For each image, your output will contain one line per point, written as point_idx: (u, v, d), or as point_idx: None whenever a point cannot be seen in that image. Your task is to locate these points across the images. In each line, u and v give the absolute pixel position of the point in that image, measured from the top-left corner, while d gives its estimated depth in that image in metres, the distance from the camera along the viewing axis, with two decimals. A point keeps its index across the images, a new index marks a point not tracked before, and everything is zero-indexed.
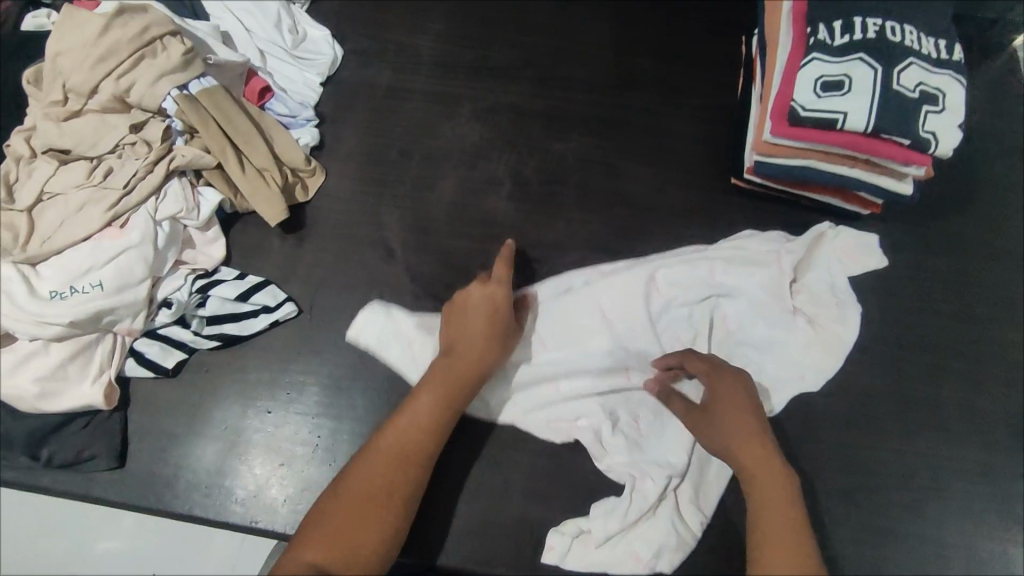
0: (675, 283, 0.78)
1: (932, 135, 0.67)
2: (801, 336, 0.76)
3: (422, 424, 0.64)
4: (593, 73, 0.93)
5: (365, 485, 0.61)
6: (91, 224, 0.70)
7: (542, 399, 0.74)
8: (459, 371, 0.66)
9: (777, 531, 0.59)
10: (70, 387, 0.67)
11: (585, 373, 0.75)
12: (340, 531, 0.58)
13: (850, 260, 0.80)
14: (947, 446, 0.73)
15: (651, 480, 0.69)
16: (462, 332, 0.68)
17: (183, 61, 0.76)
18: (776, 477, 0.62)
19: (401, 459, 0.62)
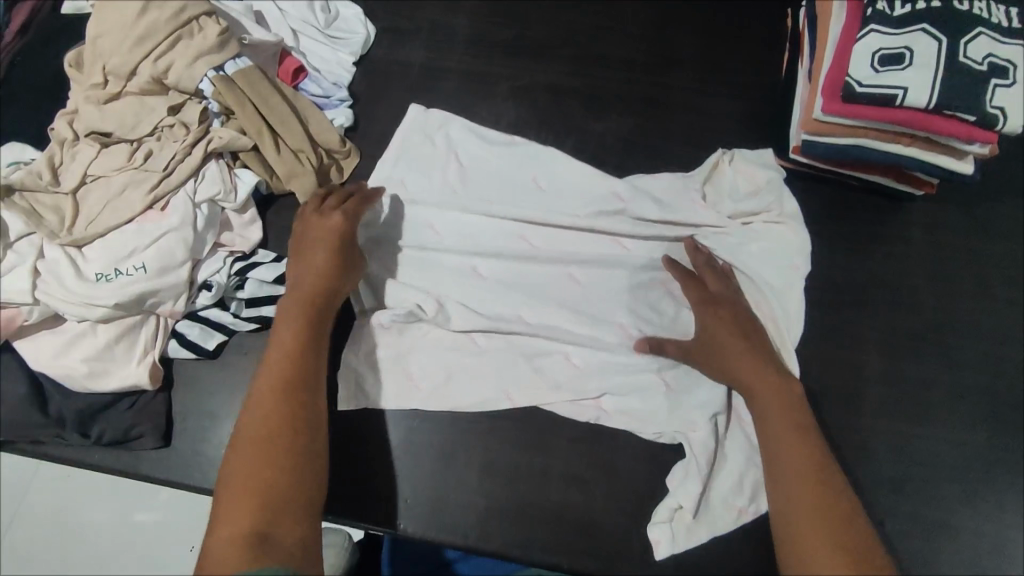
0: (617, 214, 0.77)
1: (1000, 110, 0.63)
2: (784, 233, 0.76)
3: (285, 385, 0.60)
4: (631, 50, 0.90)
5: (253, 454, 0.55)
6: (133, 206, 0.71)
7: (568, 390, 0.71)
8: (298, 307, 0.65)
9: (782, 432, 0.62)
10: (116, 367, 0.68)
11: (578, 339, 0.73)
12: (242, 491, 0.52)
13: (749, 177, 0.79)
14: (1005, 439, 0.70)
15: (701, 430, 0.68)
16: (306, 267, 0.67)
17: (219, 41, 0.76)
18: (772, 387, 0.65)
19: (276, 415, 0.58)
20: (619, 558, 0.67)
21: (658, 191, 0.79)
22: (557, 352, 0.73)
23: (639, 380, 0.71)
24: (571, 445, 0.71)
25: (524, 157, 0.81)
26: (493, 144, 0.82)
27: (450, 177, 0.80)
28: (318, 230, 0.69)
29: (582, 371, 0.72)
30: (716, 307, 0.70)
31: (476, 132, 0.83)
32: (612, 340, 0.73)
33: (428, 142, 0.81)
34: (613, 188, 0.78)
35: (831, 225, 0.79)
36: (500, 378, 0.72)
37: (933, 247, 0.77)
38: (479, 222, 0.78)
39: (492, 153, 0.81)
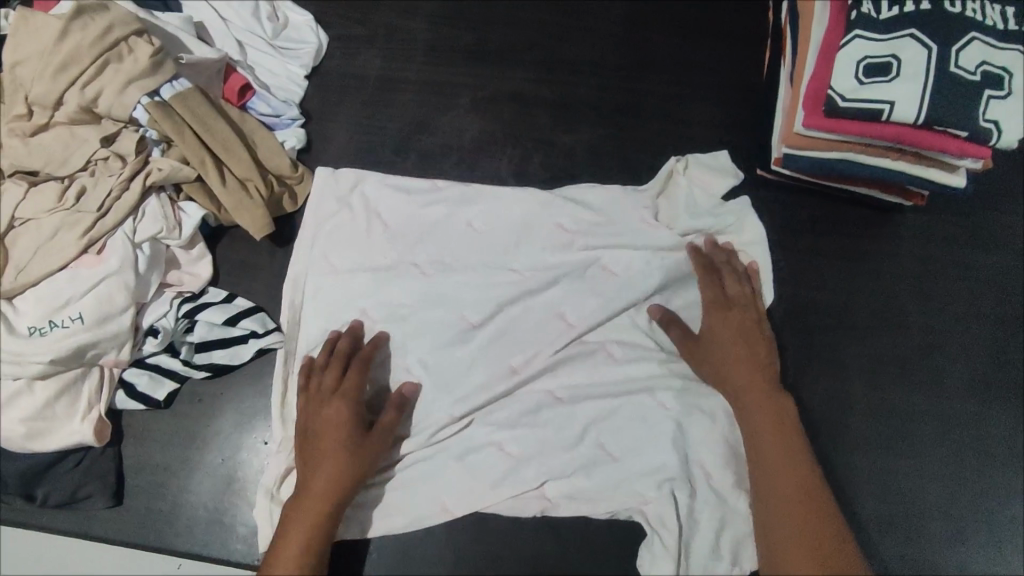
0: (568, 250, 0.73)
1: (993, 125, 0.58)
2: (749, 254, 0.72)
3: (332, 497, 0.61)
4: (603, 53, 0.84)
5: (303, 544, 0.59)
6: (67, 251, 0.65)
7: (507, 486, 0.67)
8: (317, 505, 0.60)
9: (780, 459, 0.61)
10: (58, 426, 0.64)
11: (511, 426, 0.68)
12: None
13: (705, 185, 0.76)
14: (993, 467, 0.67)
15: (654, 503, 0.65)
16: (317, 457, 0.62)
17: (152, 63, 0.70)
18: (779, 413, 0.63)
19: (320, 519, 0.60)
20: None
21: (607, 228, 0.74)
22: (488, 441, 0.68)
23: (582, 458, 0.67)
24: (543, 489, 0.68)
25: (457, 203, 0.75)
26: (417, 202, 0.75)
27: (373, 254, 0.73)
28: (324, 411, 0.64)
29: (516, 461, 0.67)
30: (725, 320, 0.68)
31: (397, 186, 0.76)
32: (548, 424, 0.68)
33: (343, 211, 0.74)
34: (559, 222, 0.74)
35: (814, 241, 0.75)
36: (431, 489, 0.67)
37: (921, 262, 0.73)
38: (420, 270, 0.73)
39: (414, 209, 0.75)
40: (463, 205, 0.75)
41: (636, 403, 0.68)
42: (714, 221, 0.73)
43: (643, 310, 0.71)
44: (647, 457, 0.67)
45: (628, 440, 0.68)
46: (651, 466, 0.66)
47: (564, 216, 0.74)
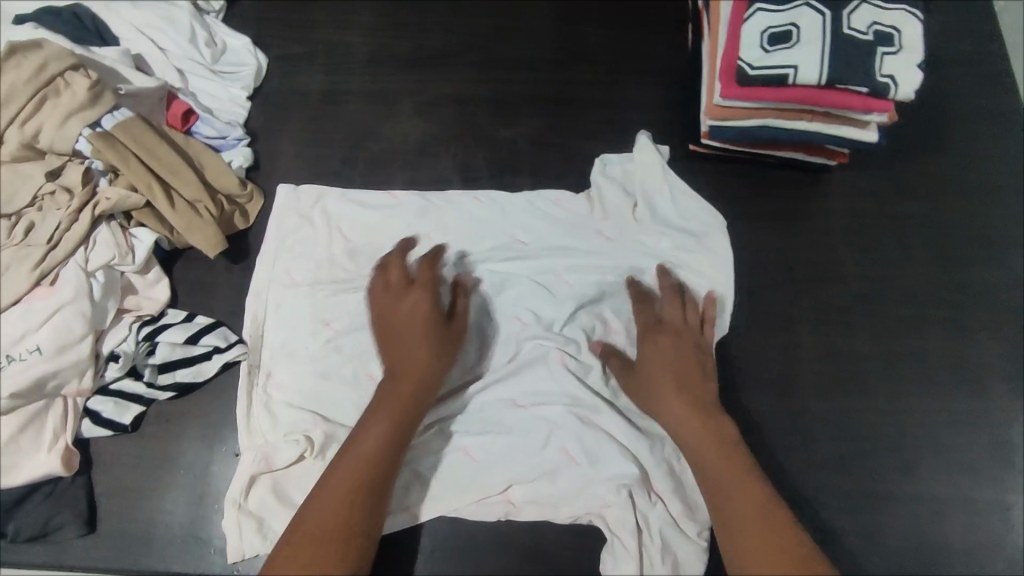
0: (524, 257, 0.76)
1: (890, 79, 0.63)
2: (691, 243, 0.75)
3: (389, 433, 0.60)
4: (536, 50, 0.87)
5: (339, 491, 0.57)
6: (19, 286, 0.66)
7: (474, 491, 0.68)
8: (411, 389, 0.63)
9: (721, 475, 0.60)
10: (25, 458, 0.64)
11: (478, 433, 0.70)
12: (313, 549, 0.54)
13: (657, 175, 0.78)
14: (938, 400, 0.71)
15: (614, 506, 0.67)
16: (408, 341, 0.64)
17: (90, 96, 0.71)
18: (712, 432, 0.62)
19: (368, 461, 0.59)
20: None
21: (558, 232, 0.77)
22: (455, 450, 0.69)
23: (545, 464, 0.68)
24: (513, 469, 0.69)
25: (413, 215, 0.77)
26: (375, 213, 0.77)
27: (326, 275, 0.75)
28: (409, 301, 0.66)
29: (482, 465, 0.69)
30: (651, 345, 0.68)
31: (356, 201, 0.78)
32: (507, 429, 0.70)
33: (303, 229, 0.76)
34: (512, 234, 0.77)
35: (749, 205, 0.79)
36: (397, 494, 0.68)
37: (851, 216, 0.78)
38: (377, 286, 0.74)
39: (369, 222, 0.77)
40: (421, 217, 0.77)
41: (589, 406, 0.70)
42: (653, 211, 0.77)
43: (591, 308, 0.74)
44: (611, 458, 0.68)
45: (591, 446, 0.68)
46: (614, 470, 0.67)
47: (517, 228, 0.77)
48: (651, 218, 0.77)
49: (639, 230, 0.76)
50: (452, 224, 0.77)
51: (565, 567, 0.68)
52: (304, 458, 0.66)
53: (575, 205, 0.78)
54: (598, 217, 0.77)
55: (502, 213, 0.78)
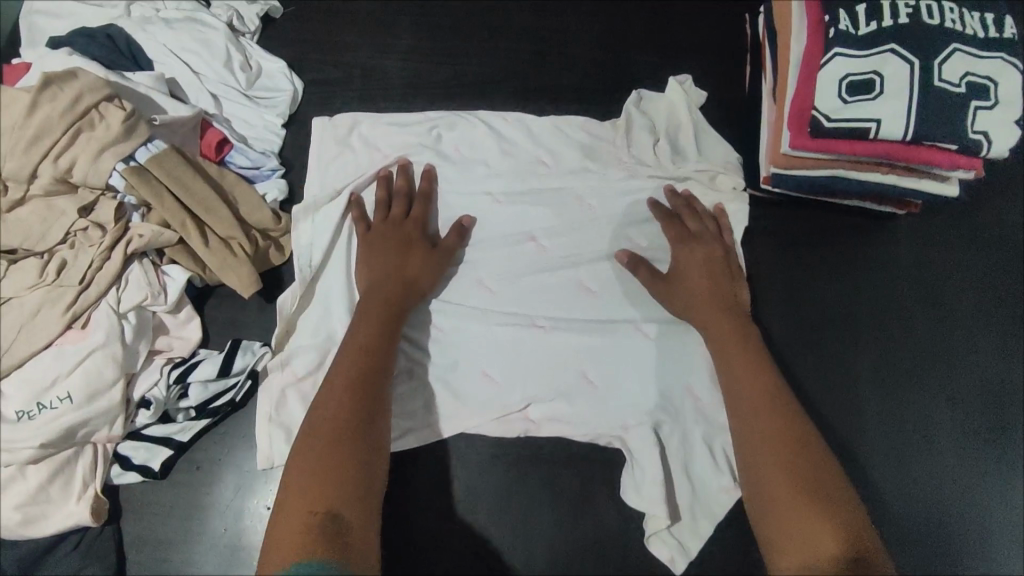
0: (547, 181, 0.74)
1: (983, 136, 0.57)
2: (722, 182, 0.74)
3: (378, 342, 0.62)
4: (582, 77, 0.83)
5: (339, 395, 0.58)
6: (50, 329, 0.64)
7: (493, 408, 0.68)
8: (392, 308, 0.65)
9: (756, 407, 0.59)
10: (55, 508, 0.63)
11: (502, 356, 0.69)
12: (325, 455, 0.53)
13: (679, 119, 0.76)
14: (988, 465, 0.70)
15: (635, 431, 0.67)
16: (395, 262, 0.67)
17: (125, 129, 0.69)
18: (745, 356, 0.63)
19: (359, 370, 0.60)
20: None
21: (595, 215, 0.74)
22: (476, 372, 0.69)
23: (563, 385, 0.69)
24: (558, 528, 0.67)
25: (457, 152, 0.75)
26: (414, 140, 0.75)
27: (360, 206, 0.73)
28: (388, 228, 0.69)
29: (502, 387, 0.68)
30: (696, 270, 0.68)
31: (397, 125, 0.76)
32: (532, 354, 0.69)
33: (345, 153, 0.75)
34: (539, 155, 0.75)
35: (813, 254, 0.74)
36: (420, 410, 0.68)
37: (918, 269, 0.73)
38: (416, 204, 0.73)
39: (408, 141, 0.76)
40: (465, 144, 0.75)
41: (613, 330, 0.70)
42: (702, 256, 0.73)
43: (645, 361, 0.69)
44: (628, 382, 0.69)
45: (610, 368, 0.69)
46: (635, 395, 0.68)
47: (544, 151, 0.75)
48: (671, 153, 0.75)
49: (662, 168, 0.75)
50: (492, 159, 0.75)
51: None
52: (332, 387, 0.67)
53: (616, 241, 0.74)
54: (621, 148, 0.75)
55: (543, 155, 0.75)
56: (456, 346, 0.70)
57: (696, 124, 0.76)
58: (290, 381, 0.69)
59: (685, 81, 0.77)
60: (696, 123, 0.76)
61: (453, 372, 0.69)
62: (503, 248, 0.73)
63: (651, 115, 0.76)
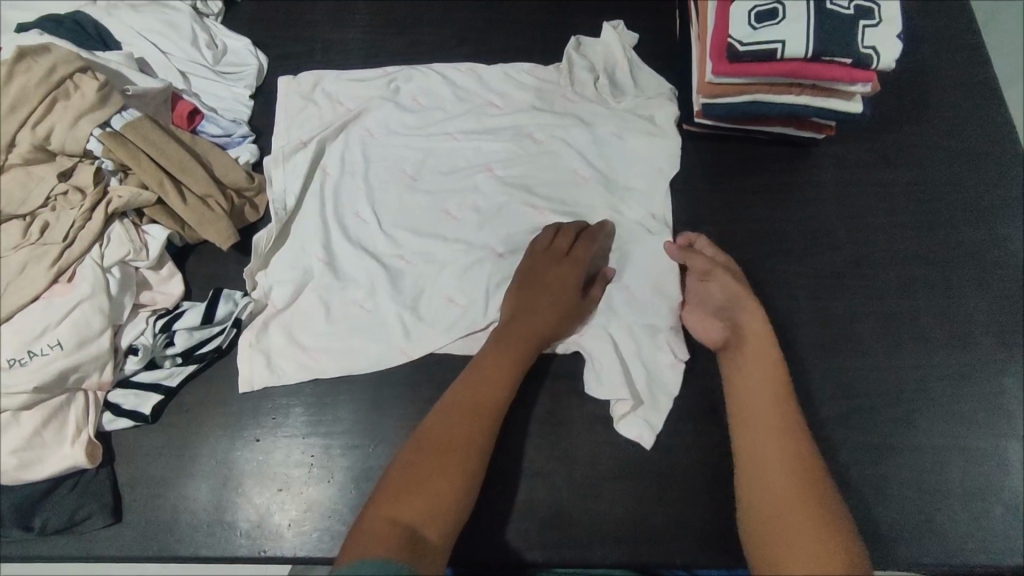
0: (496, 120, 0.84)
1: (872, 50, 0.66)
2: (650, 110, 0.83)
3: (515, 348, 0.68)
4: (528, 39, 0.90)
5: (466, 411, 0.64)
6: (37, 283, 0.68)
7: (459, 328, 0.74)
8: (525, 336, 0.69)
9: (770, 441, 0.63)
10: (49, 452, 0.65)
11: (458, 281, 0.76)
12: (426, 470, 0.60)
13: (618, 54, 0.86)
14: (931, 355, 0.73)
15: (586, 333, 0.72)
16: (532, 299, 0.71)
17: (99, 98, 0.72)
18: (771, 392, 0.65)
19: (492, 377, 0.66)
20: (591, 542, 0.67)
21: (548, 147, 0.82)
22: (439, 296, 0.75)
23: None
24: (529, 439, 0.70)
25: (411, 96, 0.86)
26: (371, 98, 0.85)
27: (329, 156, 0.82)
28: (544, 276, 0.72)
29: (464, 309, 0.74)
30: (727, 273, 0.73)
31: (357, 81, 0.86)
32: (488, 275, 0.76)
33: (309, 107, 0.85)
34: (490, 99, 0.85)
35: (742, 179, 0.82)
36: (387, 335, 0.74)
37: (841, 186, 0.81)
38: (381, 152, 0.83)
39: (367, 93, 0.86)
40: (419, 94, 0.86)
41: None
42: (645, 181, 0.80)
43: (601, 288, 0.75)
44: None
45: None
46: None
47: (494, 94, 0.86)
48: (611, 87, 0.84)
49: (602, 103, 0.84)
50: (441, 109, 0.85)
51: (585, 537, 0.67)
52: (312, 299, 0.75)
53: (567, 181, 0.81)
54: (564, 86, 0.85)
55: (490, 95, 0.85)
56: (419, 270, 0.77)
57: (628, 60, 0.86)
58: (273, 313, 0.75)
59: (618, 25, 0.87)
60: (630, 59, 0.86)
61: (419, 294, 0.76)
62: (462, 177, 0.81)
63: (590, 56, 0.86)
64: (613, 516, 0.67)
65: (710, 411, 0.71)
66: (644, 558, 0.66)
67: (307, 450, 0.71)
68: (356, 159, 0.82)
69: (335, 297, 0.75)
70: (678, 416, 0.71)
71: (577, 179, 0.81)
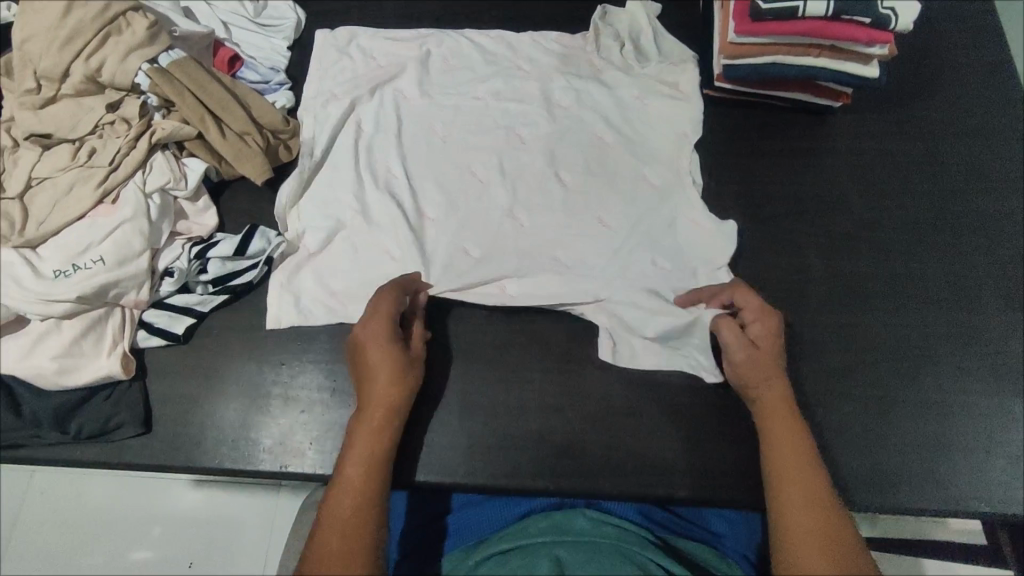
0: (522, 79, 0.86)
1: (892, 11, 0.69)
2: (673, 76, 0.86)
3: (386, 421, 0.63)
4: (556, 7, 0.94)
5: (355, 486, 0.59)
6: (83, 203, 0.71)
7: (471, 275, 0.75)
8: (382, 412, 0.63)
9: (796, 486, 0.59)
10: (87, 362, 0.69)
11: (477, 234, 0.78)
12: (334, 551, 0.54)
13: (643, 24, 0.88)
14: (937, 314, 0.75)
15: (596, 288, 0.74)
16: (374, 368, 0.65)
17: (149, 35, 0.76)
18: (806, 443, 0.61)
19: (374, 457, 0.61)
20: (599, 473, 0.69)
21: (573, 110, 0.84)
22: (456, 246, 0.77)
23: (533, 259, 0.77)
24: (544, 376, 0.73)
25: (437, 54, 0.89)
26: (402, 62, 0.88)
27: (362, 114, 0.85)
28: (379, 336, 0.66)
29: (479, 261, 0.76)
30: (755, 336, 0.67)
31: (391, 40, 0.90)
32: (507, 230, 0.78)
33: (343, 60, 0.88)
34: (518, 62, 0.88)
35: (760, 141, 0.84)
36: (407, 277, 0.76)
37: (854, 153, 0.83)
38: (409, 106, 0.86)
39: (399, 53, 0.89)
40: (449, 54, 0.89)
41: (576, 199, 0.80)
42: (666, 142, 0.83)
43: (617, 236, 0.77)
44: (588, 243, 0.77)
45: (576, 237, 0.78)
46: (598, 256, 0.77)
47: (522, 59, 0.88)
48: (635, 55, 0.87)
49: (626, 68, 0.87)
50: (470, 70, 0.88)
51: (594, 468, 0.69)
52: (338, 244, 0.78)
53: (591, 135, 0.83)
54: (590, 52, 0.88)
55: (519, 56, 0.88)
56: (442, 220, 0.79)
57: (652, 28, 0.87)
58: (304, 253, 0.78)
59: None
60: (655, 28, 0.88)
61: (438, 248, 0.77)
62: (487, 134, 0.84)
63: (614, 24, 0.88)
64: (622, 450, 0.70)
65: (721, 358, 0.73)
66: (652, 491, 0.68)
67: (330, 375, 0.74)
68: (385, 111, 0.85)
69: (358, 240, 0.78)
70: None
71: (599, 134, 0.83)
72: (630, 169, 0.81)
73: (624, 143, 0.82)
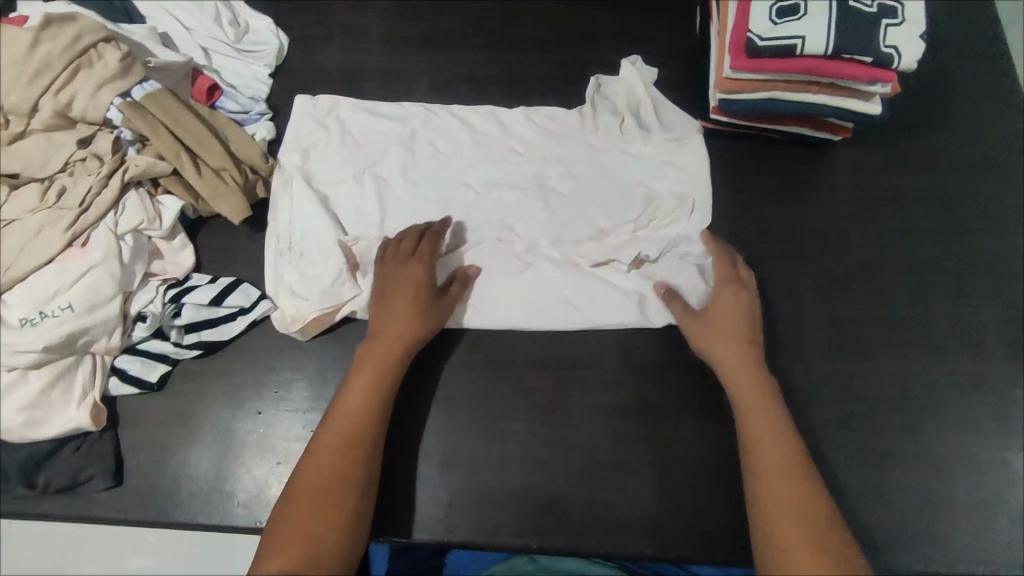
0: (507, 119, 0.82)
1: (894, 50, 0.65)
2: (677, 157, 0.80)
3: (388, 363, 0.67)
4: (549, 30, 0.90)
5: (339, 432, 0.63)
6: (51, 246, 0.69)
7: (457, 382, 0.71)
8: (389, 353, 0.67)
9: (776, 483, 0.60)
10: (56, 413, 0.66)
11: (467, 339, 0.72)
12: (316, 488, 0.60)
13: (642, 90, 0.81)
14: (939, 362, 0.73)
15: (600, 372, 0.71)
16: (390, 308, 0.69)
17: (121, 67, 0.73)
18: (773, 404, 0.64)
19: (371, 401, 0.65)
20: (585, 530, 0.66)
21: (572, 198, 0.78)
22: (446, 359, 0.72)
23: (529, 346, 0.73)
24: (529, 426, 0.70)
25: (419, 122, 0.82)
26: (383, 146, 0.81)
27: (344, 206, 0.78)
28: (402, 272, 0.70)
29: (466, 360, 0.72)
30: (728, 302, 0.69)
31: (371, 111, 0.83)
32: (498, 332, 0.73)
33: (320, 132, 0.82)
34: (510, 144, 0.81)
35: (757, 176, 0.81)
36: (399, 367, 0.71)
37: (854, 189, 0.80)
38: (393, 190, 0.79)
39: (379, 127, 0.82)
40: (431, 125, 0.82)
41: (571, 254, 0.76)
42: (666, 186, 0.79)
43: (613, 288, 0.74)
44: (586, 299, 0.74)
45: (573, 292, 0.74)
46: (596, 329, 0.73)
47: (515, 139, 0.81)
48: (638, 128, 0.80)
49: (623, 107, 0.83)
50: (455, 141, 0.81)
51: (581, 525, 0.67)
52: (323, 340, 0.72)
53: (586, 179, 0.79)
54: (588, 132, 0.81)
55: (508, 118, 0.82)
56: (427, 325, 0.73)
57: (652, 99, 0.80)
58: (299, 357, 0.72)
59: (637, 62, 0.83)
60: (655, 95, 0.81)
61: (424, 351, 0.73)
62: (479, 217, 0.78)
63: (611, 96, 0.82)
64: (610, 505, 0.67)
65: (713, 407, 0.70)
66: (640, 550, 0.66)
67: (309, 425, 0.71)
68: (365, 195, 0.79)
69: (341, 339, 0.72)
70: (679, 408, 0.70)
71: (596, 180, 0.79)
72: (627, 214, 0.78)
73: (621, 186, 0.79)
